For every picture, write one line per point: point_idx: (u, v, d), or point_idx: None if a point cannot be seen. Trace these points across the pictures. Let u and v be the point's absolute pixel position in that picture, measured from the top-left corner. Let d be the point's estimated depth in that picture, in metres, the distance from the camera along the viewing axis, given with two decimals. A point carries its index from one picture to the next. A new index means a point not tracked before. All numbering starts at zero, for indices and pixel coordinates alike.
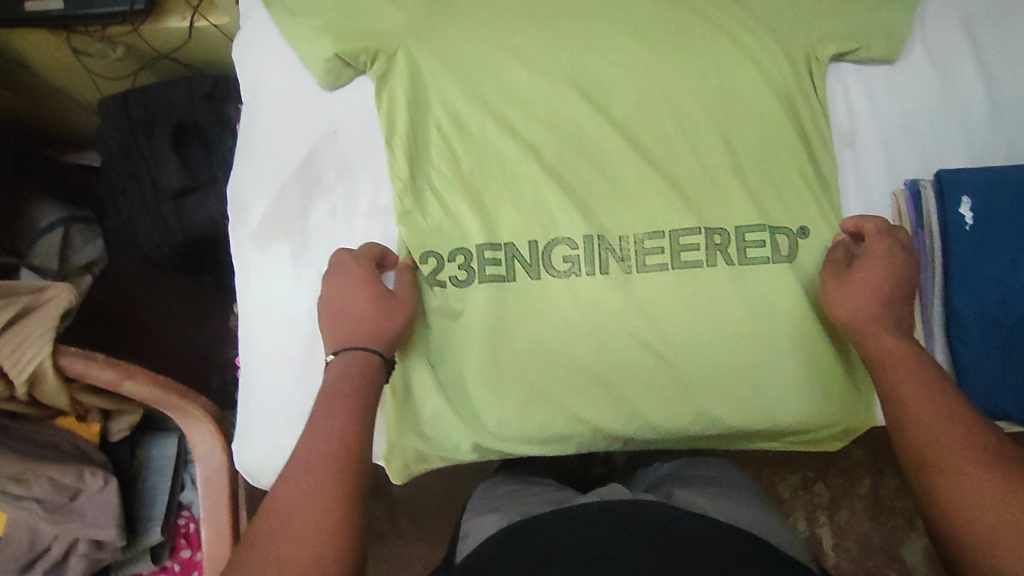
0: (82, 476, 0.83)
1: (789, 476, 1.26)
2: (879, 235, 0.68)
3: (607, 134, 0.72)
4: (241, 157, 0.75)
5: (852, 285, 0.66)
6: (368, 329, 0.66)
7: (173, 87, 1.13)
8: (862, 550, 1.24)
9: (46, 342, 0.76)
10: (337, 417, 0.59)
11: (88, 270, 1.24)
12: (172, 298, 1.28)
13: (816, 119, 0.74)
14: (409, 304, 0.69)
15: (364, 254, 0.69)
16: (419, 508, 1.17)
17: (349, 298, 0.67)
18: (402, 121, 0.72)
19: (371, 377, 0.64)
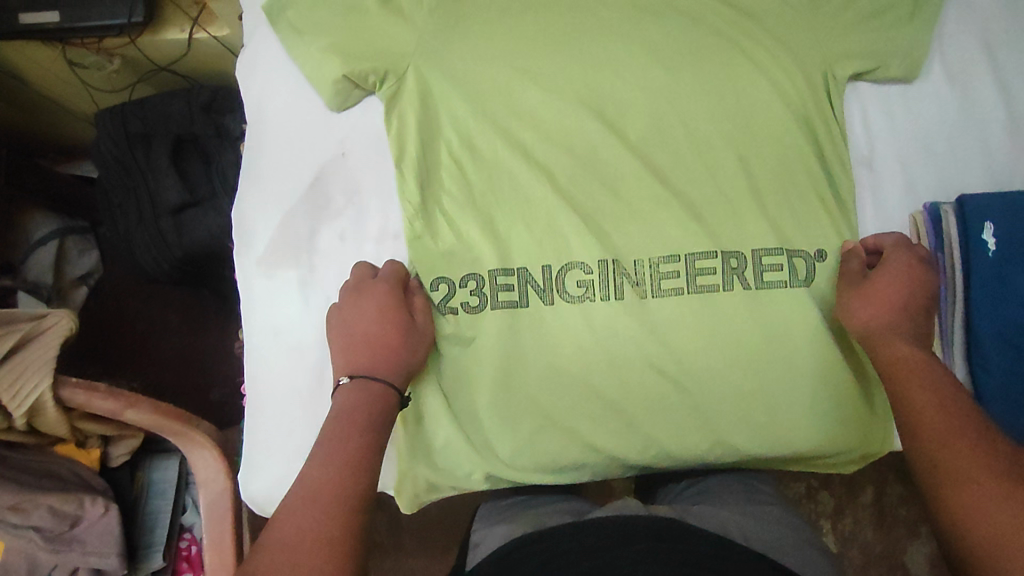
0: (81, 504, 0.81)
1: (793, 485, 1.25)
2: (896, 248, 0.67)
3: (622, 156, 0.71)
4: (247, 179, 0.74)
5: (866, 292, 0.65)
6: (391, 362, 0.65)
7: (171, 99, 1.10)
8: (866, 559, 1.23)
9: (47, 371, 0.74)
10: (343, 446, 0.58)
11: (83, 282, 1.24)
12: (170, 312, 1.26)
13: (833, 139, 0.72)
14: (427, 339, 0.68)
15: (391, 278, 0.68)
16: (422, 522, 1.15)
17: (369, 326, 0.65)
18: (412, 144, 0.71)
19: (387, 412, 0.62)
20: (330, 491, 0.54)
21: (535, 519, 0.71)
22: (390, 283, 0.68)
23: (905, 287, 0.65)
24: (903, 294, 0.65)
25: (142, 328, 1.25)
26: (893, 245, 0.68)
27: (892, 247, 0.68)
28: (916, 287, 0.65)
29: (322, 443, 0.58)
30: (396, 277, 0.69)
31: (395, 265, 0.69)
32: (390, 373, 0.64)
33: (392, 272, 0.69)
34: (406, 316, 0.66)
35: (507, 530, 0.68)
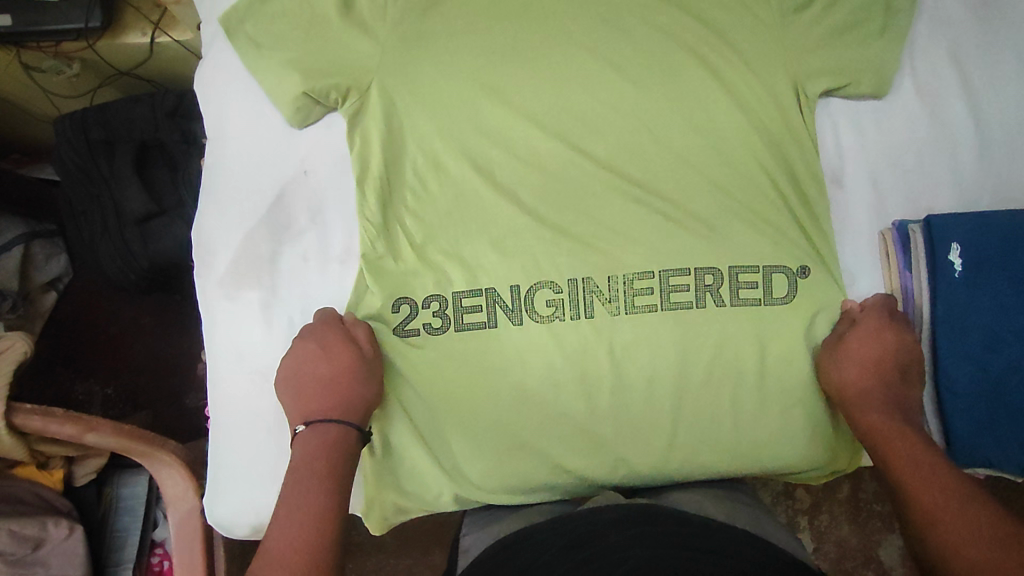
0: (45, 526, 0.79)
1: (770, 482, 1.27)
2: (872, 310, 0.67)
3: (591, 172, 0.71)
4: (207, 197, 0.71)
5: (841, 360, 0.66)
6: (343, 399, 0.64)
7: (134, 104, 1.08)
8: (841, 553, 1.26)
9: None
10: (306, 501, 0.57)
11: (50, 287, 1.20)
12: (142, 311, 1.23)
13: (804, 155, 0.72)
14: (379, 365, 0.66)
15: (328, 318, 0.67)
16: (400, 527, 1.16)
17: (314, 366, 0.64)
18: (377, 162, 0.69)
19: (344, 448, 0.62)
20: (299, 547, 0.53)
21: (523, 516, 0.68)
22: (332, 324, 0.66)
23: (884, 351, 0.65)
24: (880, 356, 0.65)
25: (115, 332, 1.23)
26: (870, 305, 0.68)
27: (869, 307, 0.68)
28: (893, 348, 0.65)
29: (284, 497, 0.57)
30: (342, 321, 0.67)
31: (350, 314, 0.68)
32: (344, 411, 0.63)
33: (333, 318, 0.67)
34: (354, 350, 0.65)
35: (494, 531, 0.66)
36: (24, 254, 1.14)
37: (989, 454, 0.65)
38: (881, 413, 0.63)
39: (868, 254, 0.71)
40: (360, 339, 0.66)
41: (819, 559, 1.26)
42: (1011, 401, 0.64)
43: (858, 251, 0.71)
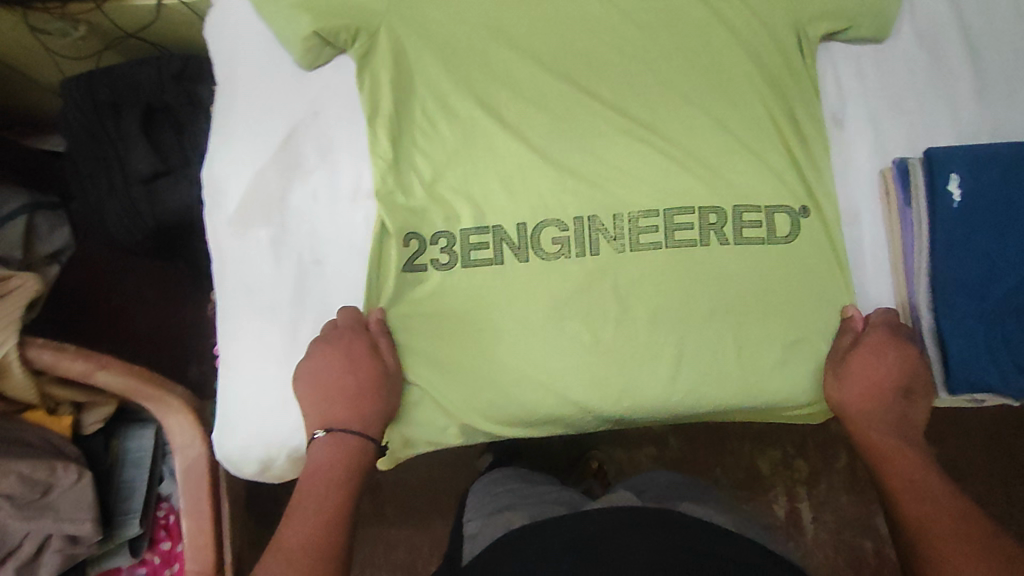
0: (54, 471, 0.80)
1: (769, 452, 1.37)
2: (879, 327, 0.67)
3: (597, 113, 0.71)
4: (217, 137, 0.72)
5: (842, 380, 0.68)
6: (364, 408, 0.67)
7: (139, 66, 1.08)
8: (839, 522, 1.35)
9: (10, 333, 0.74)
10: (321, 504, 0.63)
11: (55, 260, 1.19)
12: (145, 283, 1.18)
13: (806, 98, 0.72)
14: (399, 380, 0.69)
15: (357, 327, 0.67)
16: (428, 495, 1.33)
17: (341, 378, 0.66)
18: (386, 103, 0.70)
19: (360, 462, 0.66)
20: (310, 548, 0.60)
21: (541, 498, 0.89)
22: (355, 330, 0.67)
23: (888, 370, 0.66)
24: (883, 375, 0.66)
25: (118, 302, 1.16)
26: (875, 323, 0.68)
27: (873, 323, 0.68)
28: (896, 367, 0.66)
29: (305, 494, 0.63)
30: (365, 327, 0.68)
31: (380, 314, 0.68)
32: (366, 424, 0.67)
33: (355, 323, 0.67)
34: (379, 363, 0.67)
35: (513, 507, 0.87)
36: (27, 224, 1.16)
37: (989, 379, 0.64)
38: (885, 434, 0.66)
39: (868, 193, 0.72)
40: (386, 353, 0.68)
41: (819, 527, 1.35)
42: (1010, 326, 0.64)
43: (860, 192, 0.72)
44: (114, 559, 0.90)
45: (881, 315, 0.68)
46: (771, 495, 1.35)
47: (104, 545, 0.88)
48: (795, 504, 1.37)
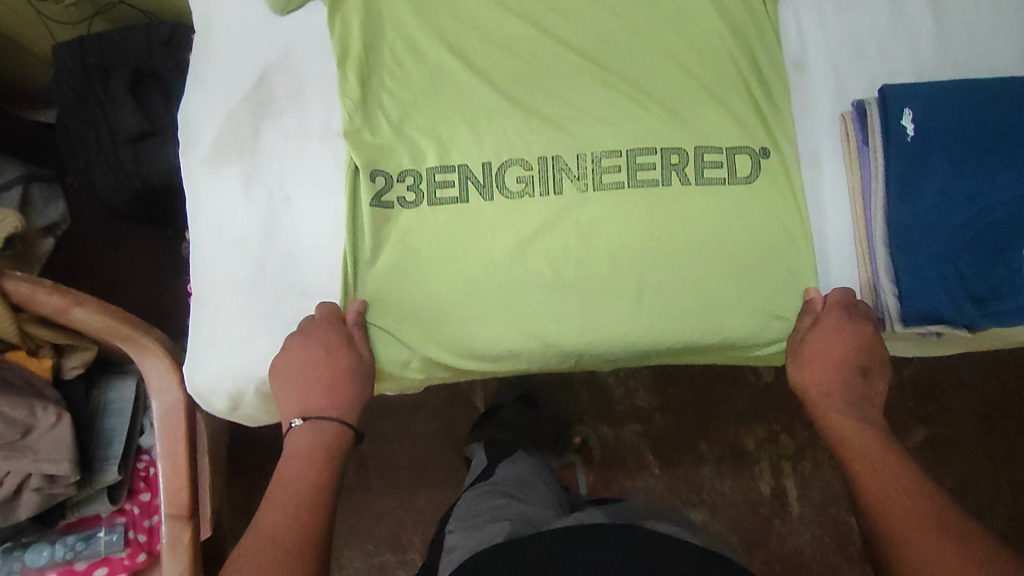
0: (33, 412, 0.82)
1: (755, 429, 1.41)
2: (837, 307, 0.69)
3: (561, 56, 0.73)
4: (194, 81, 0.74)
5: (801, 362, 0.70)
6: (339, 398, 0.69)
7: (130, 33, 1.10)
8: (824, 498, 1.40)
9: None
10: (297, 488, 0.65)
11: (49, 232, 1.20)
12: (136, 256, 1.28)
13: (767, 44, 0.74)
14: (372, 368, 0.71)
15: (333, 321, 0.68)
16: (421, 467, 1.38)
17: (317, 368, 0.68)
18: (355, 45, 0.72)
19: (338, 445, 0.68)
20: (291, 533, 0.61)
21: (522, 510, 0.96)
22: (332, 322, 0.68)
23: (844, 349, 0.69)
24: (841, 355, 0.69)
25: (110, 274, 1.27)
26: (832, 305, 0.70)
27: (831, 303, 0.70)
28: (852, 346, 0.69)
29: (283, 482, 0.65)
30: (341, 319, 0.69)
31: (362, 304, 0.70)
32: (341, 411, 0.69)
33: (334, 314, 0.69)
34: (354, 351, 0.69)
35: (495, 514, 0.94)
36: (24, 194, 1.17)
37: (941, 308, 0.65)
38: (843, 410, 0.68)
39: (827, 136, 0.73)
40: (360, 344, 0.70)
41: (804, 504, 1.40)
42: (963, 259, 0.65)
43: (820, 135, 0.73)
44: (93, 505, 0.92)
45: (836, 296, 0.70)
46: (756, 472, 1.40)
47: (84, 491, 0.90)
48: (781, 481, 1.41)
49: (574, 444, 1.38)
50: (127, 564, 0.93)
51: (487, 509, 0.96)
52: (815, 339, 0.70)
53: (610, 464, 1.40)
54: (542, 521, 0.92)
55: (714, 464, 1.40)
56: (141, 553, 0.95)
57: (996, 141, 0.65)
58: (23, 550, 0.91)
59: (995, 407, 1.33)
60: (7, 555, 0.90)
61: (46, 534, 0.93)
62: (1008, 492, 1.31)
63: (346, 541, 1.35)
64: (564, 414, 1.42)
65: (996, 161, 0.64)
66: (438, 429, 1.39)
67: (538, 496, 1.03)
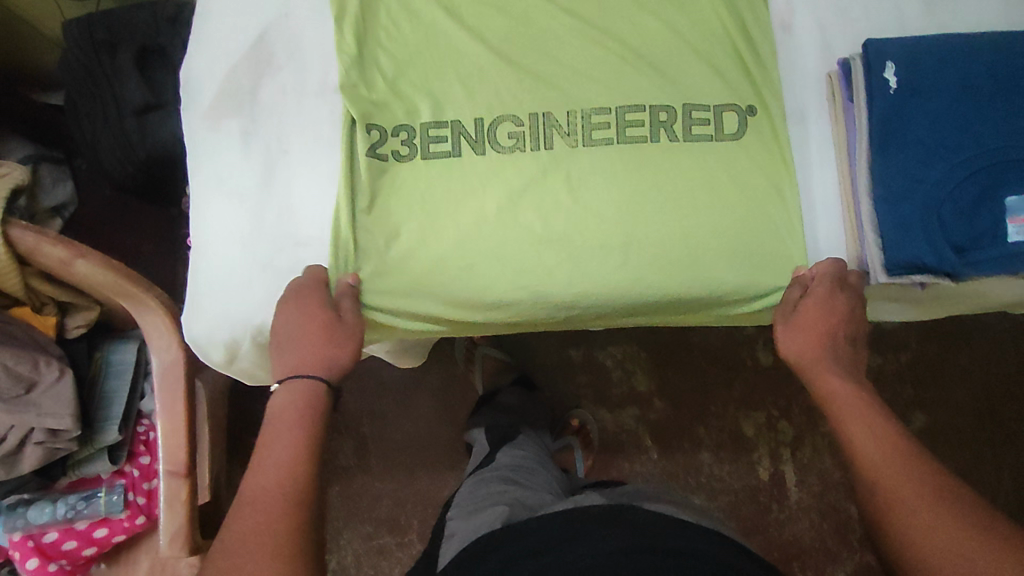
0: (36, 366, 0.84)
1: (755, 414, 1.40)
2: (827, 278, 0.70)
3: (553, 17, 0.75)
4: (195, 39, 0.76)
5: (791, 335, 0.70)
6: (319, 355, 0.67)
7: (136, 10, 1.11)
8: (823, 486, 1.39)
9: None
10: (278, 449, 0.61)
11: (57, 213, 1.27)
12: (141, 237, 1.34)
13: (754, 5, 0.75)
14: (356, 329, 0.70)
15: (312, 285, 0.70)
16: (418, 451, 1.37)
17: (296, 327, 0.68)
18: (352, 4, 0.74)
19: (316, 405, 0.66)
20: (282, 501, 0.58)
21: (519, 493, 0.95)
22: (311, 287, 0.69)
23: (833, 319, 0.69)
24: (828, 326, 0.69)
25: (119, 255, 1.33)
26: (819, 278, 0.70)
27: (820, 274, 0.70)
28: (840, 316, 0.69)
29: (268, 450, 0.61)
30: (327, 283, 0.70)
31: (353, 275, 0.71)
32: (321, 369, 0.67)
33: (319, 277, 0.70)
34: (331, 313, 0.69)
35: (489, 496, 0.94)
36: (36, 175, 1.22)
37: (922, 256, 0.65)
38: (835, 378, 0.68)
39: (813, 95, 0.75)
40: (344, 307, 0.70)
41: (802, 491, 1.39)
42: (945, 208, 0.65)
43: (805, 93, 0.75)
44: (93, 465, 0.93)
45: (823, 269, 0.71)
46: (754, 459, 1.39)
47: (84, 449, 0.91)
48: (779, 466, 1.39)
49: (571, 427, 1.36)
50: (126, 525, 0.95)
51: (485, 495, 0.95)
52: (806, 308, 0.70)
53: (608, 449, 1.39)
54: (540, 504, 0.92)
55: (712, 449, 1.39)
56: (140, 515, 0.96)
57: (977, 94, 0.66)
58: (26, 508, 0.91)
59: (995, 394, 1.33)
60: (10, 512, 0.90)
61: (49, 491, 0.93)
62: (1007, 478, 1.31)
63: (343, 521, 1.34)
64: (561, 398, 1.41)
65: (978, 113, 0.65)
66: (436, 410, 1.38)
67: (540, 483, 1.01)
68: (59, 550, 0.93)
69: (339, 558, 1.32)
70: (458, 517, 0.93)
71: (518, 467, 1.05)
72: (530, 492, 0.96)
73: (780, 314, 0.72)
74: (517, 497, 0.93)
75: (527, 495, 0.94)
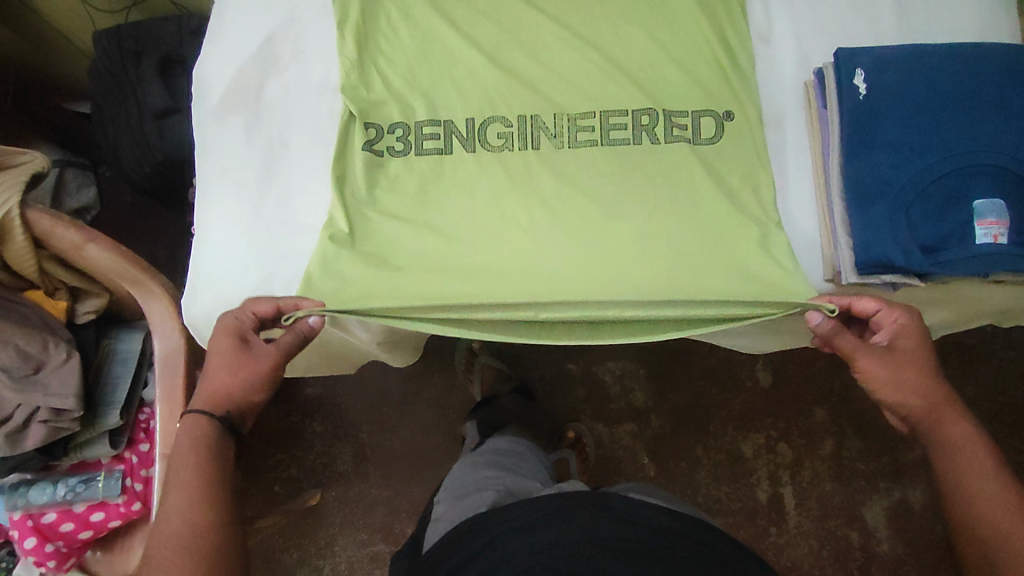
0: (45, 348, 0.88)
1: (754, 435, 1.40)
2: (909, 318, 0.68)
3: (541, 24, 0.80)
4: (207, 41, 0.81)
5: (907, 381, 0.66)
6: (238, 381, 0.67)
7: (163, 22, 1.18)
8: (823, 510, 1.36)
9: (14, 194, 0.82)
10: (183, 480, 0.62)
11: (79, 216, 1.34)
12: (156, 244, 1.39)
13: (733, 16, 0.80)
14: (270, 355, 0.68)
15: (230, 328, 0.68)
16: (414, 459, 1.37)
17: (213, 363, 0.67)
18: (354, 11, 0.79)
19: (209, 435, 0.66)
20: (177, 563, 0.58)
21: (505, 479, 0.94)
22: (231, 330, 0.68)
23: (927, 358, 0.67)
24: (927, 362, 0.67)
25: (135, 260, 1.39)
26: (903, 322, 0.68)
27: (891, 314, 0.68)
28: (933, 354, 0.68)
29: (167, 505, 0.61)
30: (262, 316, 0.70)
31: (320, 317, 0.70)
32: (240, 389, 0.67)
33: (262, 308, 0.70)
34: (241, 346, 0.68)
35: (475, 477, 0.94)
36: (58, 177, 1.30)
37: (892, 255, 0.68)
38: (952, 418, 0.65)
39: (791, 104, 0.78)
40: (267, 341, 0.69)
41: (802, 515, 1.36)
42: (913, 209, 0.68)
43: (783, 101, 0.79)
44: (94, 448, 0.94)
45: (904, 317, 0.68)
46: (753, 480, 1.37)
47: (87, 431, 0.93)
48: (778, 489, 1.38)
49: (567, 439, 1.35)
50: (122, 510, 0.94)
51: (472, 479, 0.94)
52: (898, 344, 0.67)
53: (605, 464, 1.39)
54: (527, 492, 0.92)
55: (709, 469, 1.38)
56: (137, 501, 0.95)
57: (946, 101, 0.70)
58: (28, 487, 0.92)
59: (1002, 424, 1.28)
60: (12, 491, 0.92)
61: (50, 473, 0.95)
62: None
63: (338, 527, 1.34)
64: (558, 413, 1.41)
65: (948, 121, 0.69)
66: (434, 418, 1.39)
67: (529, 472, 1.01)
68: (57, 532, 0.93)
69: (333, 565, 1.32)
70: (443, 500, 0.91)
71: (509, 454, 1.05)
72: (518, 479, 0.96)
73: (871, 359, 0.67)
74: (505, 484, 0.92)
75: (515, 483, 0.93)
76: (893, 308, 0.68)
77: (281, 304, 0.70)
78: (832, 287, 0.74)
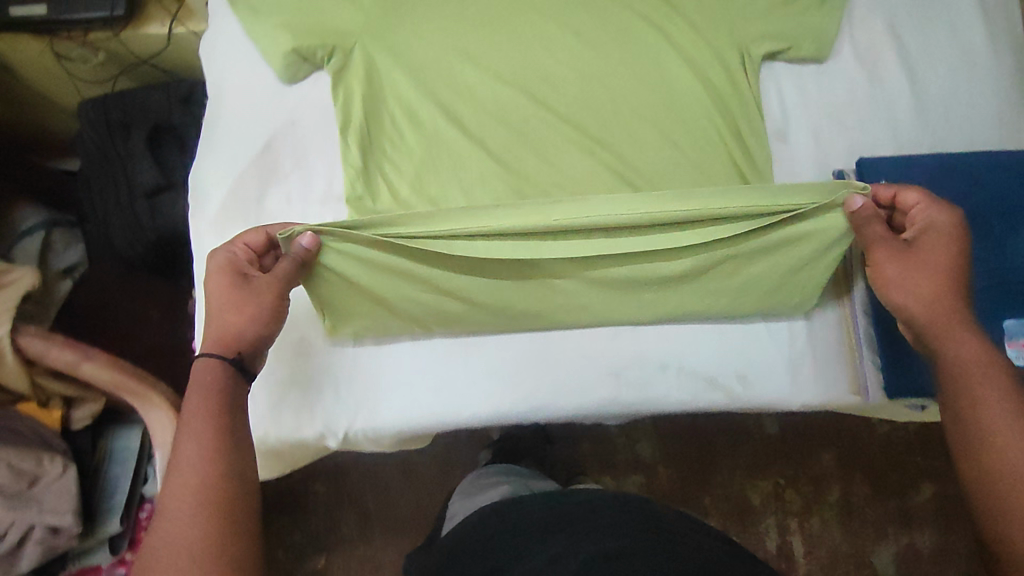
0: (40, 462, 0.84)
1: (762, 482, 1.29)
2: (938, 213, 0.66)
3: (552, 125, 0.77)
4: (203, 148, 0.78)
5: (918, 280, 0.65)
6: (243, 317, 0.63)
7: (151, 91, 1.14)
8: (831, 559, 1.25)
9: (6, 320, 0.80)
10: (195, 432, 0.57)
11: (67, 275, 1.16)
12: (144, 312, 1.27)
13: (749, 111, 0.77)
14: (269, 285, 0.64)
15: (224, 261, 0.65)
16: (410, 513, 1.30)
17: (212, 300, 0.63)
18: (356, 115, 0.76)
19: (223, 382, 0.60)
20: (210, 529, 0.54)
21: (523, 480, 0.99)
22: (227, 263, 0.65)
23: (949, 259, 0.65)
24: (949, 264, 0.65)
25: None
26: (934, 217, 0.66)
27: (917, 207, 0.66)
28: (959, 256, 0.65)
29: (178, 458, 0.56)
30: (255, 248, 0.67)
31: (312, 237, 0.65)
32: (242, 325, 0.63)
33: (253, 240, 0.67)
34: (239, 278, 0.64)
35: (492, 480, 1.00)
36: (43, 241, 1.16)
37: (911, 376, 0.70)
38: (961, 335, 0.63)
39: None
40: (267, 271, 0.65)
41: (810, 564, 1.25)
42: None
43: None
44: (95, 556, 0.92)
45: (941, 214, 0.66)
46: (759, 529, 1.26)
47: (86, 542, 0.90)
48: (786, 537, 1.27)
49: None
50: None
51: (487, 481, 1.01)
52: (921, 244, 0.66)
53: None
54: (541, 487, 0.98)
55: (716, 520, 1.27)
56: None
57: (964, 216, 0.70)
58: None
59: None
60: None
61: None
62: None
63: None
64: (568, 463, 1.29)
65: None
66: (430, 480, 1.32)
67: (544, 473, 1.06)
68: None
69: None
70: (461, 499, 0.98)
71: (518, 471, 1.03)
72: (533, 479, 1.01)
73: (886, 251, 0.66)
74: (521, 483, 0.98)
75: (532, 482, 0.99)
76: (923, 200, 0.66)
77: (270, 232, 0.67)
78: (856, 399, 0.75)
